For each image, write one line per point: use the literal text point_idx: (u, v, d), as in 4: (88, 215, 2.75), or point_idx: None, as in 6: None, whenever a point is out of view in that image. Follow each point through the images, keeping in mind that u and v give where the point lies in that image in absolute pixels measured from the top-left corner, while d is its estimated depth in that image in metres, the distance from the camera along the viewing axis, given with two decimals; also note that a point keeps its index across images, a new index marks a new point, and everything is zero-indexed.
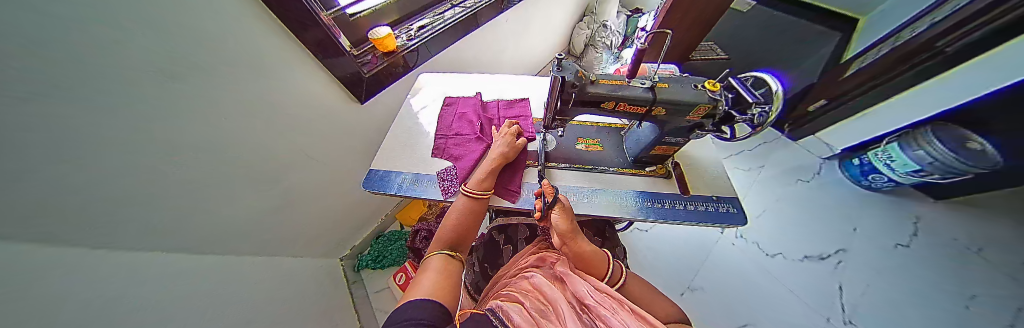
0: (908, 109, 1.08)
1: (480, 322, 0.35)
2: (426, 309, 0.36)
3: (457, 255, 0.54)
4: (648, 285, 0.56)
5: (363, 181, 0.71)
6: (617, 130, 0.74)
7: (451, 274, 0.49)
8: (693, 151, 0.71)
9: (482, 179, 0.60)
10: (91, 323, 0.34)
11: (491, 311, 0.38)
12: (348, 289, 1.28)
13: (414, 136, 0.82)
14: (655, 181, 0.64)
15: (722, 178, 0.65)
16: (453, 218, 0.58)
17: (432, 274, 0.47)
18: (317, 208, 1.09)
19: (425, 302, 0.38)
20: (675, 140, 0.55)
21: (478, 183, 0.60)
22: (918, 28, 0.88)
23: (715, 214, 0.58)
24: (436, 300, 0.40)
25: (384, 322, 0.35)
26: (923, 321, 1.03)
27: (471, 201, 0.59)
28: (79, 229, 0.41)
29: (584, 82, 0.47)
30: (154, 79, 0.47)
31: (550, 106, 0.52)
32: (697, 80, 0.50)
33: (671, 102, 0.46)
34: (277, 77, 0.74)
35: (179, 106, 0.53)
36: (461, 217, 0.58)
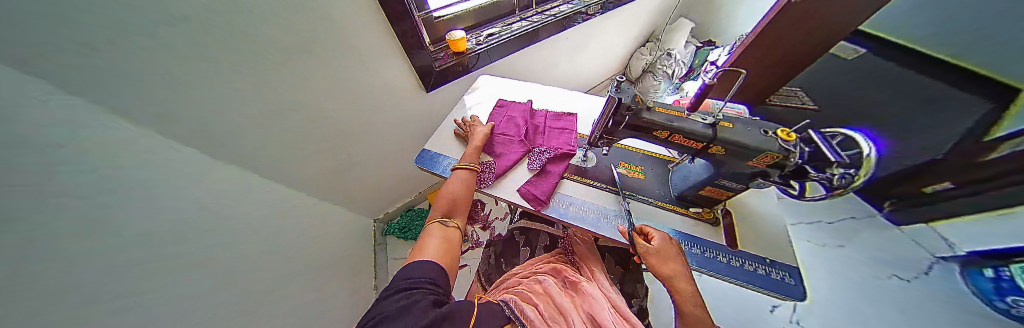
0: None
1: (494, 311, 0.39)
2: (430, 270, 0.45)
3: (452, 222, 0.59)
4: None
5: (416, 157, 0.81)
6: (665, 162, 0.71)
7: (450, 239, 0.55)
8: (751, 201, 0.64)
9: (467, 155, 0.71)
10: (71, 322, 0.34)
11: (506, 303, 0.42)
12: (373, 249, 1.46)
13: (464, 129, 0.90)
14: (697, 224, 0.60)
15: (781, 241, 0.57)
16: (445, 192, 0.63)
17: (435, 240, 0.53)
18: (362, 175, 1.25)
19: (428, 263, 0.46)
20: (731, 185, 0.51)
21: (470, 157, 0.71)
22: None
23: (767, 280, 0.51)
24: (438, 263, 0.48)
25: (397, 274, 0.44)
26: None
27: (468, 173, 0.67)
28: None
29: (640, 108, 0.48)
30: (162, 79, 0.52)
31: (599, 124, 0.53)
32: (769, 125, 0.46)
33: (735, 143, 0.43)
34: (355, 59, 0.88)
35: (190, 106, 0.59)
36: (455, 189, 0.64)
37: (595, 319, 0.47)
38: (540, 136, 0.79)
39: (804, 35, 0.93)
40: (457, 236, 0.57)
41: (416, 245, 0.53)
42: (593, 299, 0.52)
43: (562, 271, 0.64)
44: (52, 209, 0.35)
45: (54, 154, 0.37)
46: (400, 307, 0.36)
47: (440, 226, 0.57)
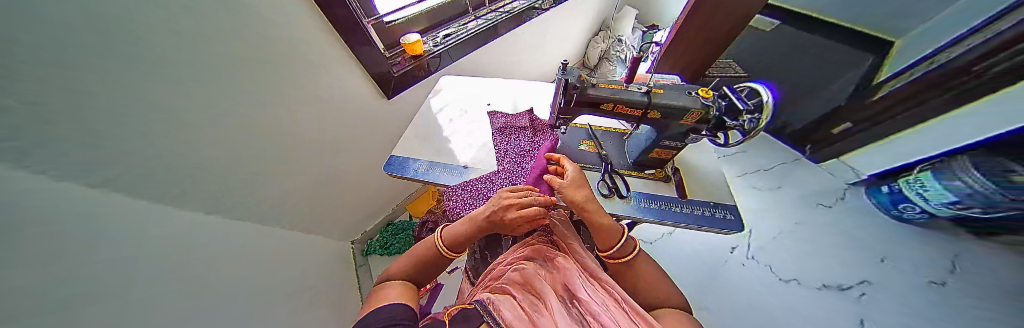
0: (948, 135, 0.95)
1: (469, 320, 0.39)
2: (393, 310, 0.42)
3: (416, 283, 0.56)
4: (654, 264, 0.58)
5: (384, 164, 0.80)
6: (620, 135, 0.78)
7: (410, 292, 0.52)
8: (691, 154, 0.74)
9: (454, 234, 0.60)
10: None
11: (479, 303, 0.42)
12: (355, 272, 1.37)
13: (431, 131, 0.91)
14: (655, 184, 0.67)
15: (721, 184, 0.67)
16: (413, 258, 0.59)
17: (394, 289, 0.50)
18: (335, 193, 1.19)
19: (392, 305, 0.44)
20: (672, 144, 0.58)
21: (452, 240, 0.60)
22: (953, 51, 0.84)
23: (710, 219, 0.60)
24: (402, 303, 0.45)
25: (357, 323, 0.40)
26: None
27: (436, 255, 0.59)
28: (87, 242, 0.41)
29: (586, 85, 0.53)
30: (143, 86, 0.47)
31: (553, 106, 0.57)
32: (692, 88, 0.54)
33: (666, 106, 0.50)
34: (311, 68, 0.84)
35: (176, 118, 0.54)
36: (415, 255, 0.59)
37: (571, 290, 0.50)
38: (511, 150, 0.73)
39: (729, 19, 1.06)
40: (415, 291, 0.54)
41: (373, 296, 0.49)
42: (569, 271, 0.55)
43: (542, 252, 0.66)
44: (59, 210, 0.34)
45: (56, 169, 0.34)
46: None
47: (395, 281, 0.54)
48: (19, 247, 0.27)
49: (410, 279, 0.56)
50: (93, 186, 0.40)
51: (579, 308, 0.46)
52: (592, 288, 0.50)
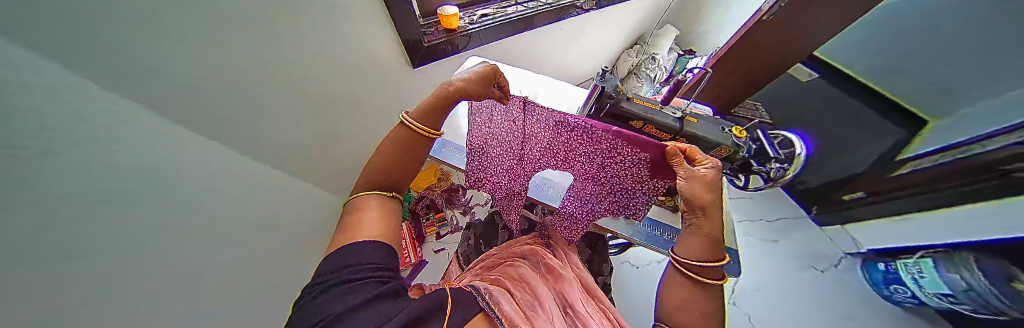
0: (957, 226, 0.90)
1: (468, 296, 0.42)
2: (370, 247, 0.42)
3: (393, 194, 0.55)
4: None
5: None
6: None
7: (388, 212, 0.52)
8: None
9: (424, 106, 0.55)
10: None
11: (479, 289, 0.45)
12: None
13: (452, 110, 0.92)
14: (660, 210, 0.74)
15: None
16: (379, 163, 0.54)
17: (371, 216, 0.48)
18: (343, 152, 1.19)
19: (368, 242, 0.43)
20: None
21: (424, 113, 0.54)
22: (989, 145, 0.75)
23: None
24: (379, 240, 0.44)
25: (336, 260, 0.39)
26: None
27: (412, 134, 0.55)
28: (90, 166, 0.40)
29: (620, 97, 0.51)
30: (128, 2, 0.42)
31: (580, 111, 0.56)
32: (727, 124, 0.52)
33: (694, 135, 0.49)
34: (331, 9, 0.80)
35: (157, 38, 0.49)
36: (394, 141, 0.55)
37: (567, 301, 0.53)
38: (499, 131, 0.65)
39: (766, 62, 1.04)
40: (395, 205, 0.54)
41: (350, 217, 0.48)
42: (566, 282, 0.57)
43: (539, 252, 0.68)
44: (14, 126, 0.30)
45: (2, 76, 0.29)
46: (363, 300, 0.34)
47: (372, 196, 0.52)
48: None
49: (392, 191, 0.55)
50: (71, 99, 0.37)
51: (573, 318, 0.48)
52: (589, 309, 0.52)
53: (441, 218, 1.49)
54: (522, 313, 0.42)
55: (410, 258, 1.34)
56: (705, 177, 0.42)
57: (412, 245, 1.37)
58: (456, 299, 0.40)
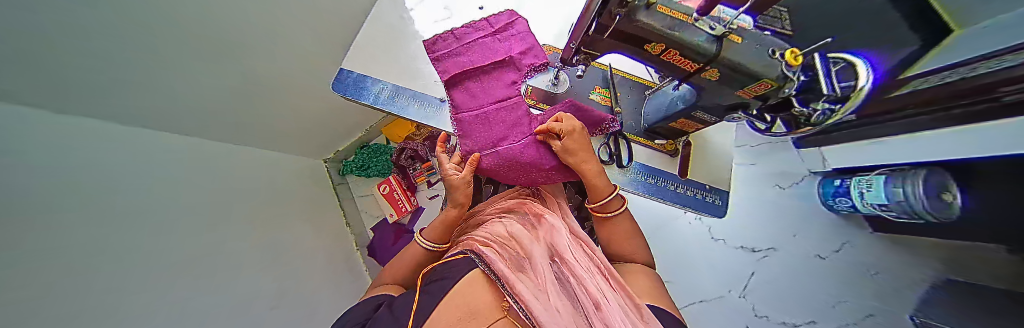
0: (950, 148, 0.63)
1: (458, 269, 0.38)
2: (364, 305, 0.39)
3: (406, 282, 0.52)
4: None
5: (333, 81, 0.66)
6: (645, 88, 0.64)
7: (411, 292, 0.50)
8: (713, 132, 0.68)
9: (433, 227, 0.56)
10: (66, 311, 0.28)
11: (472, 256, 0.40)
12: (333, 190, 1.33)
13: (399, 45, 0.74)
14: (657, 155, 0.64)
15: (725, 170, 0.65)
16: (403, 263, 0.54)
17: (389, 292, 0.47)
18: (299, 106, 0.99)
19: (369, 300, 0.40)
20: (706, 117, 0.49)
21: (435, 235, 0.55)
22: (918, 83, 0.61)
23: (702, 202, 0.62)
24: (386, 296, 0.43)
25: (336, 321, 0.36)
26: (800, 300, 1.10)
27: (427, 254, 0.55)
28: (64, 205, 0.32)
29: (638, 3, 0.31)
30: None
31: (578, 29, 0.38)
32: (778, 44, 0.35)
33: (732, 67, 0.34)
34: None
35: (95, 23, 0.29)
36: (409, 262, 0.54)
37: (556, 247, 0.47)
38: (497, 70, 0.59)
39: None
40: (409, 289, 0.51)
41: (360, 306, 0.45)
42: (554, 228, 0.52)
43: (524, 204, 0.62)
44: None
45: None
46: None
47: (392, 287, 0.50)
48: (11, 260, 0.23)
49: (399, 282, 0.52)
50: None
51: (561, 267, 0.42)
52: (578, 250, 0.47)
53: (427, 167, 1.36)
54: (511, 266, 0.37)
55: (405, 207, 1.34)
56: (573, 143, 0.49)
57: (405, 195, 1.35)
58: (444, 273, 0.38)
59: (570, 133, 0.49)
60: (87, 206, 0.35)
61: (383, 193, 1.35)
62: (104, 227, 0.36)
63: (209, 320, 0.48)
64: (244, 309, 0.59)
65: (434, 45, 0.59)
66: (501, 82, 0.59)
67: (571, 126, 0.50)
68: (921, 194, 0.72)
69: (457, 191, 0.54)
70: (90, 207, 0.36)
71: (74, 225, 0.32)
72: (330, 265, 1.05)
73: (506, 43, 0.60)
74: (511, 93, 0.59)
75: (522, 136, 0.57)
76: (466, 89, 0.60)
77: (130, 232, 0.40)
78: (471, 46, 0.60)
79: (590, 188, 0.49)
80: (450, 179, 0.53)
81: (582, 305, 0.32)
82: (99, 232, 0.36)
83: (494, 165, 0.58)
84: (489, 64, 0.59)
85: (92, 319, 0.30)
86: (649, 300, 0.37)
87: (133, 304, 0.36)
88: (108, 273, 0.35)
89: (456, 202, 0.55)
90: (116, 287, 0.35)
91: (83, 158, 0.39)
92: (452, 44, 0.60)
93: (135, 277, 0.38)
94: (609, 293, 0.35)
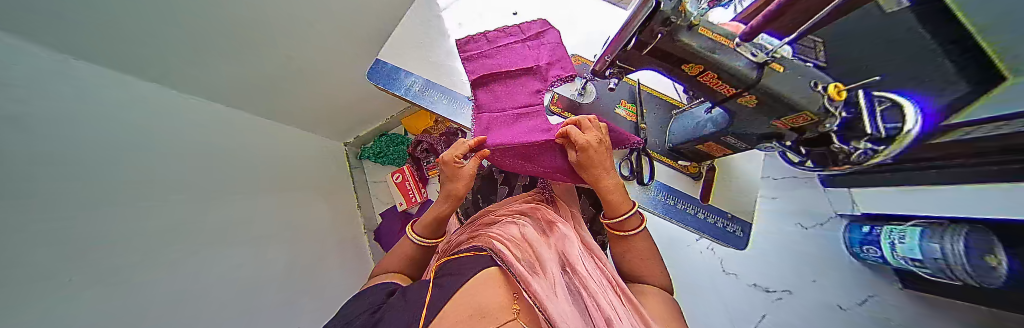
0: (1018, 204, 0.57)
1: (471, 266, 0.37)
2: (374, 290, 0.39)
3: (406, 272, 0.51)
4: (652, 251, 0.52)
5: (369, 72, 0.70)
6: (671, 107, 0.64)
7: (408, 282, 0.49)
8: (739, 160, 0.66)
9: (428, 220, 0.54)
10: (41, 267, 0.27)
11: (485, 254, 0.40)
12: (349, 173, 1.38)
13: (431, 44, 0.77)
14: (679, 176, 0.63)
15: (749, 200, 0.62)
16: (408, 252, 0.54)
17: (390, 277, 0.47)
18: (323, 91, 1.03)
19: (375, 289, 0.40)
20: (736, 143, 0.47)
21: (426, 228, 0.53)
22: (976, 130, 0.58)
23: (722, 232, 0.60)
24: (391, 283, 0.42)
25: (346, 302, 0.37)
26: None
27: (416, 248, 0.54)
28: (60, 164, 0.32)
29: (681, 24, 0.32)
30: None
31: (615, 42, 0.38)
32: (821, 76, 0.35)
33: (771, 94, 0.34)
34: None
35: None
36: (409, 252, 0.53)
37: (567, 256, 0.46)
38: (526, 75, 0.61)
39: None
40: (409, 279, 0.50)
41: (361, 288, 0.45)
42: (567, 238, 0.51)
43: (538, 209, 0.61)
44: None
45: None
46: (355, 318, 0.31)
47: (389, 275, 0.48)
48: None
49: (395, 272, 0.50)
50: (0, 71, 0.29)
51: (573, 278, 0.41)
52: (590, 263, 0.46)
53: None
54: (525, 269, 0.37)
55: (416, 198, 1.36)
56: (590, 155, 0.43)
57: (416, 186, 1.37)
58: (455, 269, 0.38)
59: (585, 149, 0.42)
60: (93, 160, 0.37)
61: (395, 181, 1.39)
62: (111, 182, 0.38)
63: (206, 285, 0.50)
64: (248, 276, 0.61)
65: (465, 47, 0.62)
66: (528, 87, 0.60)
67: (598, 137, 0.43)
68: (961, 252, 0.64)
69: (458, 181, 0.51)
70: (98, 162, 0.38)
71: (77, 179, 0.34)
72: (340, 246, 1.09)
73: (537, 50, 0.61)
74: (536, 98, 0.59)
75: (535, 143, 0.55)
76: (492, 91, 0.62)
77: (137, 199, 0.42)
78: (501, 51, 0.62)
79: (606, 203, 0.45)
80: (455, 169, 0.51)
81: (593, 319, 0.32)
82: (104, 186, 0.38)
83: (501, 157, 0.59)
84: (518, 69, 0.60)
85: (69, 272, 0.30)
86: (662, 324, 0.36)
87: (122, 262, 0.37)
88: (100, 230, 0.35)
89: (454, 197, 0.52)
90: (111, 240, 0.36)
91: (101, 117, 0.41)
92: (483, 46, 0.63)
93: (135, 234, 0.40)
94: (621, 310, 0.34)
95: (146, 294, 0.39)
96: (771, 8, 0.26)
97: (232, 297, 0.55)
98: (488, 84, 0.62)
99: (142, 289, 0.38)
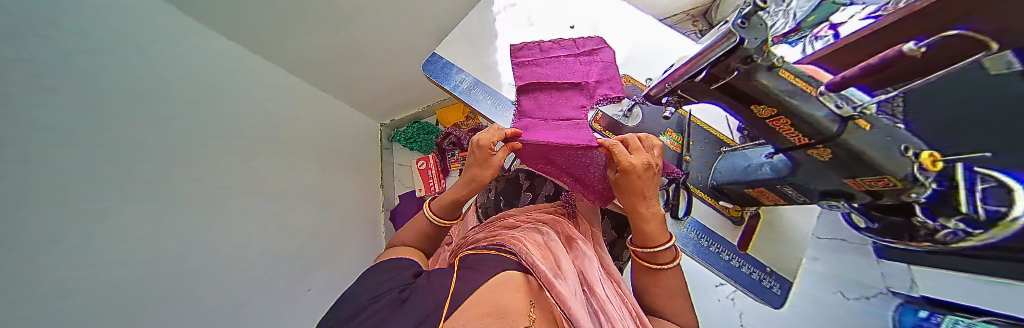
0: None
1: (495, 263, 0.37)
2: (396, 267, 0.40)
3: (417, 246, 0.51)
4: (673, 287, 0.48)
5: (424, 63, 0.75)
6: (720, 144, 0.61)
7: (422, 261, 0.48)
8: (792, 214, 0.59)
9: (444, 200, 0.51)
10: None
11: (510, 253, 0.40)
12: (380, 152, 1.50)
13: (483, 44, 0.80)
14: (719, 218, 0.61)
15: (794, 261, 0.57)
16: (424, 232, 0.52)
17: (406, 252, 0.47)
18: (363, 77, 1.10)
19: (394, 267, 0.41)
20: (794, 194, 0.44)
21: (443, 209, 0.51)
22: None
23: (757, 285, 0.57)
24: (410, 261, 0.44)
25: (366, 274, 0.38)
26: None
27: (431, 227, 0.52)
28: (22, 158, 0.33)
29: (763, 63, 0.30)
30: None
31: (679, 72, 0.37)
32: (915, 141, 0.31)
33: (854, 154, 0.30)
34: None
35: None
36: (423, 228, 0.52)
37: (587, 274, 0.45)
38: (575, 89, 0.61)
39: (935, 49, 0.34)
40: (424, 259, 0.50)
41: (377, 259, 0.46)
42: (588, 257, 0.50)
43: (562, 221, 0.61)
44: None
45: None
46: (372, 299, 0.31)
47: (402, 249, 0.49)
48: None
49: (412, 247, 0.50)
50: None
51: (591, 298, 0.40)
52: (609, 288, 0.44)
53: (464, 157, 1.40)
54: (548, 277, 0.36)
55: (434, 187, 1.40)
56: (633, 178, 0.41)
57: (437, 176, 1.41)
58: (478, 262, 0.38)
59: (628, 172, 0.41)
60: (56, 144, 0.37)
61: (419, 168, 1.44)
62: (82, 164, 0.40)
63: (174, 274, 0.51)
64: (229, 252, 0.64)
65: (518, 53, 0.64)
66: (575, 100, 0.60)
67: (647, 161, 0.41)
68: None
69: (485, 168, 0.50)
70: (63, 147, 0.38)
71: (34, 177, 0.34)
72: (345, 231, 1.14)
73: (589, 66, 0.62)
74: (581, 112, 0.59)
75: (572, 149, 0.53)
76: (536, 100, 0.63)
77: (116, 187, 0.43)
78: (554, 61, 0.63)
79: (641, 233, 0.43)
80: (488, 156, 0.50)
81: None
82: (72, 171, 0.38)
83: (532, 157, 0.61)
84: (568, 82, 0.61)
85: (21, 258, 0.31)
86: None
87: (84, 248, 0.39)
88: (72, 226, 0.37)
89: (477, 182, 0.51)
90: (76, 225, 0.38)
91: (98, 97, 0.43)
92: (535, 54, 0.65)
93: (110, 212, 0.42)
94: None
95: (103, 281, 0.40)
96: (873, 58, 0.26)
97: (204, 283, 0.56)
98: (535, 92, 0.62)
99: (98, 276, 0.40)
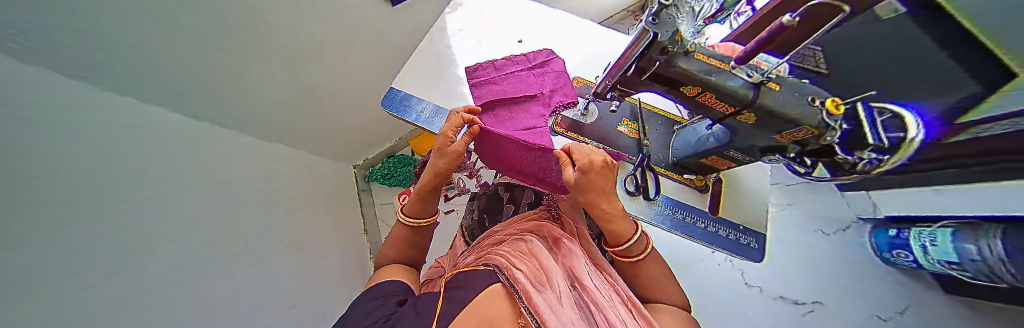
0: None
1: (482, 278, 0.37)
2: (386, 293, 0.39)
3: (406, 264, 0.50)
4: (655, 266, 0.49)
5: (382, 99, 0.75)
6: (672, 123, 0.66)
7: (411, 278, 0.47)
8: (744, 170, 0.66)
9: (413, 203, 0.52)
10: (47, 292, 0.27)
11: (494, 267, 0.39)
12: (358, 195, 1.40)
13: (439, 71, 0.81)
14: (687, 190, 0.63)
15: (761, 211, 0.62)
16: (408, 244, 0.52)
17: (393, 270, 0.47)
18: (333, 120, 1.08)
19: (386, 291, 0.39)
20: (739, 156, 0.48)
21: (414, 208, 0.52)
22: None
23: (737, 244, 0.59)
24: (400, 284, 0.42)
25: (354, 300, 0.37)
26: None
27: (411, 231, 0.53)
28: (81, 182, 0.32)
29: (677, 50, 0.34)
30: None
31: (615, 69, 0.41)
32: (818, 92, 0.36)
33: (772, 113, 0.35)
34: None
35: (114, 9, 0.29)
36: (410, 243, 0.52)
37: (575, 271, 0.45)
38: (532, 99, 0.64)
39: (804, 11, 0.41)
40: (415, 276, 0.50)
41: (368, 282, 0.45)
42: (575, 253, 0.50)
43: (545, 226, 0.61)
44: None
45: None
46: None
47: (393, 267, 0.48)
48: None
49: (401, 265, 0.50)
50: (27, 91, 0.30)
51: (582, 294, 0.40)
52: (600, 279, 0.44)
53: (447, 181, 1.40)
54: (533, 283, 0.36)
55: None
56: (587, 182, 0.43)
57: None
58: (464, 282, 0.37)
59: (583, 172, 0.43)
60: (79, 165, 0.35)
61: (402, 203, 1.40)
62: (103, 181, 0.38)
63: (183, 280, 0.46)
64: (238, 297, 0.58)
65: (473, 74, 0.66)
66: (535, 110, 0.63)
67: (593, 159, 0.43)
68: (1000, 254, 0.60)
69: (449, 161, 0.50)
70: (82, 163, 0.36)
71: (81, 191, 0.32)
72: (343, 270, 1.07)
73: (542, 77, 0.65)
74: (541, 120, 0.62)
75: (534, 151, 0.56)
76: (497, 116, 0.64)
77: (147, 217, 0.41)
78: (508, 78, 0.66)
79: (611, 232, 0.45)
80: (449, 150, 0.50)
81: None
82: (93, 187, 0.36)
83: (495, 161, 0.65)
84: (525, 94, 0.64)
85: (60, 264, 0.29)
86: None
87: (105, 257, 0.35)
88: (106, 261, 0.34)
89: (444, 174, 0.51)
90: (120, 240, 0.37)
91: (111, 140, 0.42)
92: (491, 73, 0.67)
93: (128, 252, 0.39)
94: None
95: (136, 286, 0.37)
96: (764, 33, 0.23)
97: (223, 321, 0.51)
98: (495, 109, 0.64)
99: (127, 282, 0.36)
